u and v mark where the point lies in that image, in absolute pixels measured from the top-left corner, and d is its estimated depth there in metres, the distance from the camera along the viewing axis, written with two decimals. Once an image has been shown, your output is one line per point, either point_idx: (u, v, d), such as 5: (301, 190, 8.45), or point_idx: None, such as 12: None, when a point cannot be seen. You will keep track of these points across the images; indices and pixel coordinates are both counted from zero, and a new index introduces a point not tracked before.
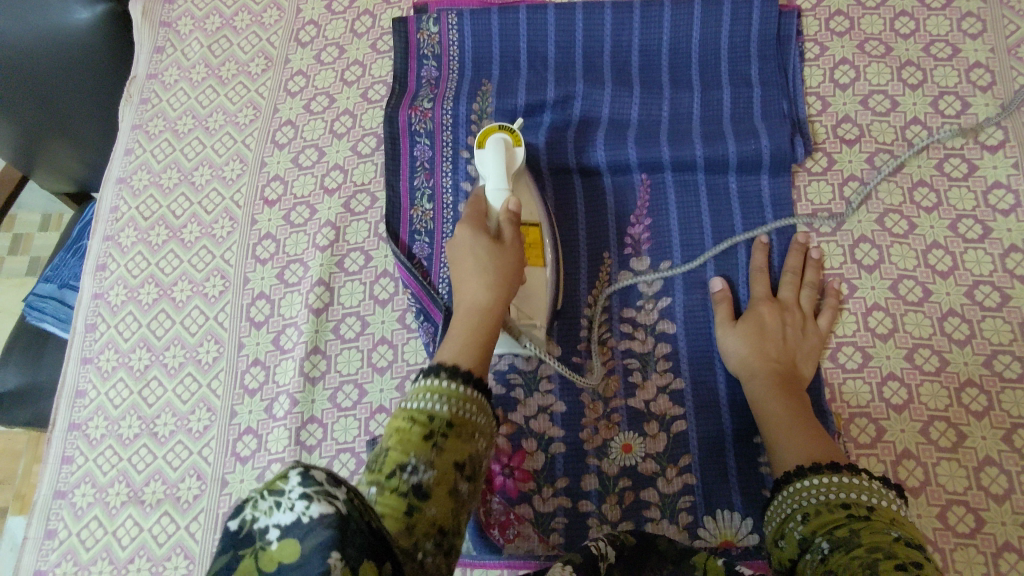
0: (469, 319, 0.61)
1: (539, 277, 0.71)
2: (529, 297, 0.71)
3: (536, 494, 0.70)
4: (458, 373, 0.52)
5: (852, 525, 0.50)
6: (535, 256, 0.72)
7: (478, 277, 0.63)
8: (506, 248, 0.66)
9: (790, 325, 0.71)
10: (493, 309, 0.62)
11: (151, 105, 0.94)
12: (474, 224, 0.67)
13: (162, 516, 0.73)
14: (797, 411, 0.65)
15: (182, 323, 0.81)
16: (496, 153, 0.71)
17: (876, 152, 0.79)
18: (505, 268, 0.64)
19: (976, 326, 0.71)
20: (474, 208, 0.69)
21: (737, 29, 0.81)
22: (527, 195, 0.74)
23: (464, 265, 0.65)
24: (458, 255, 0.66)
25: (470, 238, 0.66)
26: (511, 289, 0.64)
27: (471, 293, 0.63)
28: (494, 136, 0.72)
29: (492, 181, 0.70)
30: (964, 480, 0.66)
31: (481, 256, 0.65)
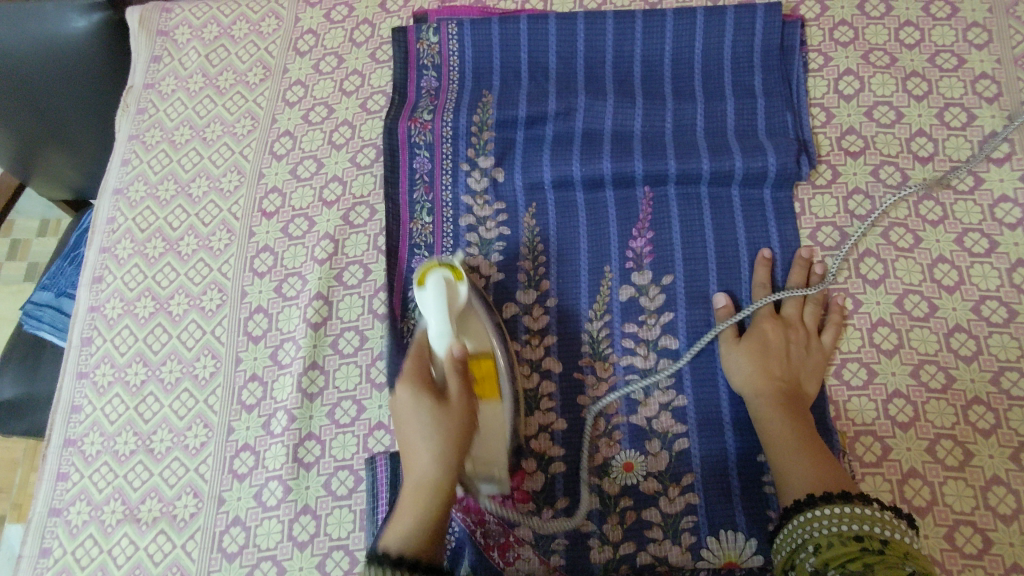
0: (417, 505, 0.56)
1: (495, 414, 0.66)
2: (484, 441, 0.66)
3: (536, 515, 0.69)
4: (400, 565, 0.51)
5: (866, 559, 0.51)
6: (490, 392, 0.66)
7: (423, 445, 0.57)
8: (453, 402, 0.59)
9: (795, 344, 0.70)
10: (444, 482, 0.56)
11: (148, 115, 0.93)
12: (416, 380, 0.60)
13: (159, 534, 0.72)
14: (802, 431, 0.64)
15: (179, 338, 0.80)
16: (438, 294, 0.65)
17: (881, 165, 0.78)
18: (455, 425, 0.58)
19: (983, 342, 0.70)
20: (416, 360, 0.63)
21: (740, 39, 0.80)
22: (475, 328, 0.69)
23: (407, 429, 0.59)
24: (401, 415, 0.60)
25: (411, 395, 0.59)
26: (461, 453, 0.58)
27: (417, 467, 0.57)
28: (432, 274, 0.67)
29: (436, 328, 0.64)
30: (971, 500, 0.65)
31: (425, 418, 0.58)
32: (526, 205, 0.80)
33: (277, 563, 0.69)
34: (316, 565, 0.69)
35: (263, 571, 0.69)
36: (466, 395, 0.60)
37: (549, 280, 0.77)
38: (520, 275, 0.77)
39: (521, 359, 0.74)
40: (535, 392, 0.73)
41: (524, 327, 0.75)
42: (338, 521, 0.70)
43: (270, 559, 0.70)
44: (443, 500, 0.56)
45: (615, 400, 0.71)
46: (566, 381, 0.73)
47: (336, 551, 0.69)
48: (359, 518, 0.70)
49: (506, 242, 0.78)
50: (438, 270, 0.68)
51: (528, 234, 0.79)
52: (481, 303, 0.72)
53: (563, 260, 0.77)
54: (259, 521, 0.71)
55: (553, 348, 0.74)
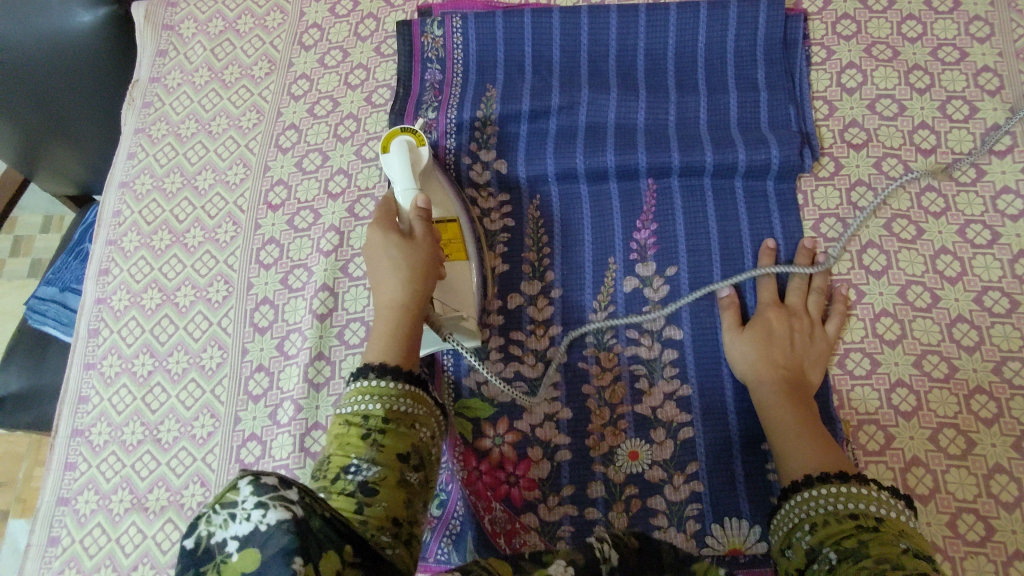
0: (390, 320, 0.60)
1: (462, 269, 0.72)
2: (452, 289, 0.72)
3: (542, 502, 0.70)
4: (386, 373, 0.55)
5: (862, 537, 0.51)
6: (456, 248, 0.73)
7: (392, 274, 0.62)
8: (418, 241, 0.65)
9: (797, 331, 0.70)
10: (412, 302, 0.61)
11: (153, 109, 0.94)
12: (385, 224, 0.66)
13: (166, 523, 0.73)
14: (804, 417, 0.64)
15: (185, 329, 0.81)
16: (401, 157, 0.70)
17: (883, 157, 0.78)
18: (421, 260, 0.63)
19: (985, 332, 0.71)
20: (384, 213, 0.68)
21: (744, 32, 0.80)
22: (441, 192, 0.75)
23: (378, 264, 0.64)
24: (372, 257, 0.65)
25: (380, 238, 0.65)
26: (428, 281, 0.63)
27: (386, 292, 0.62)
28: (397, 139, 0.71)
29: (401, 185, 0.70)
30: (973, 487, 0.66)
31: (394, 253, 0.63)
32: (530, 197, 0.80)
33: None
34: None
35: None
36: (429, 234, 0.66)
37: (554, 271, 0.77)
38: (525, 267, 0.78)
39: (526, 349, 0.75)
40: (539, 381, 0.73)
41: (529, 318, 0.76)
42: None
43: None
44: (414, 318, 0.61)
45: (620, 390, 0.72)
46: (570, 370, 0.74)
47: None
48: None
49: (511, 233, 0.79)
50: (401, 134, 0.72)
51: (533, 226, 0.79)
52: (445, 176, 0.77)
53: (567, 252, 0.78)
54: None
55: (558, 337, 0.75)
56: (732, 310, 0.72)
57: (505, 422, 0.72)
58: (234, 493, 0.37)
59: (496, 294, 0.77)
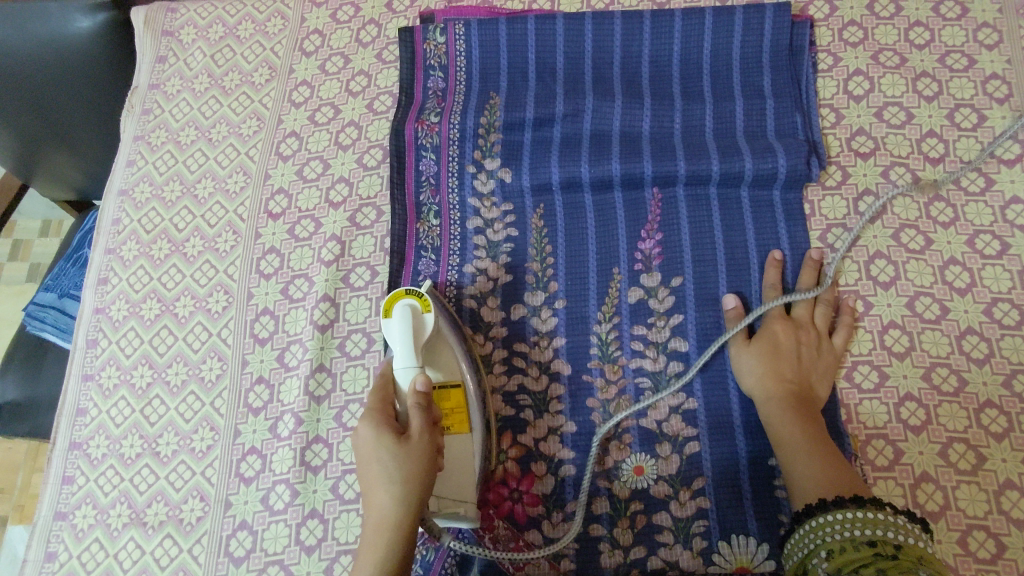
0: (379, 546, 0.57)
1: (466, 448, 0.66)
2: (455, 472, 0.66)
3: (546, 518, 0.69)
4: None
5: (881, 565, 0.50)
6: (459, 424, 0.66)
7: (383, 485, 0.58)
8: (413, 441, 0.60)
9: (804, 344, 0.69)
10: (401, 522, 0.57)
11: (153, 115, 0.93)
12: (377, 420, 0.61)
13: (165, 538, 0.72)
14: (812, 433, 0.63)
15: (185, 340, 0.80)
16: (403, 328, 0.65)
17: (891, 166, 0.77)
18: (415, 467, 0.59)
19: (995, 345, 0.70)
20: (381, 398, 0.63)
21: (750, 39, 0.79)
22: (446, 357, 0.69)
23: (368, 467, 0.60)
24: (364, 456, 0.60)
25: (372, 433, 0.60)
26: (421, 494, 0.59)
27: (377, 505, 0.58)
28: (400, 306, 0.66)
29: (401, 361, 0.65)
30: (984, 504, 0.65)
31: (385, 460, 0.59)
32: (533, 207, 0.79)
33: (284, 568, 0.69)
34: (324, 569, 0.68)
35: None
36: (424, 436, 0.60)
37: (557, 282, 0.76)
38: (528, 278, 0.77)
39: (529, 361, 0.74)
40: (544, 394, 0.73)
41: (532, 329, 0.75)
42: (346, 526, 0.69)
43: (277, 563, 0.69)
44: (405, 540, 0.57)
45: (625, 404, 0.71)
46: (575, 383, 0.73)
47: (342, 556, 0.68)
48: None
49: (514, 244, 0.78)
50: (405, 300, 0.67)
51: (537, 236, 0.78)
52: (453, 330, 0.71)
53: (571, 262, 0.77)
54: (267, 525, 0.71)
55: (561, 349, 0.74)
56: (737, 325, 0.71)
57: (509, 437, 0.72)
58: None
59: (499, 306, 0.76)
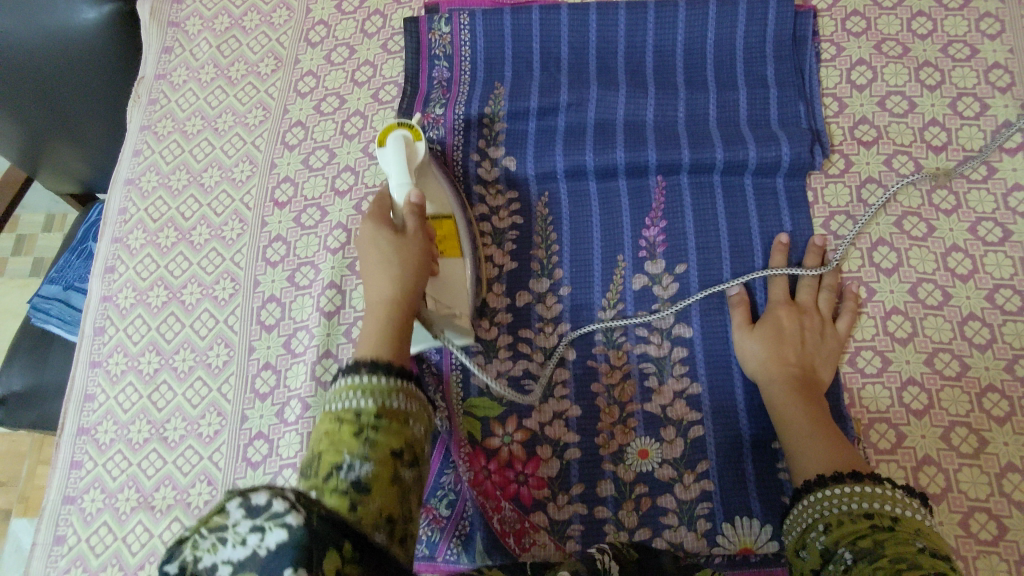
0: (381, 311, 0.56)
1: (457, 268, 0.71)
2: (447, 289, 0.69)
3: (551, 500, 0.69)
4: (378, 368, 0.49)
5: (876, 537, 0.50)
6: (451, 248, 0.71)
7: (383, 269, 0.59)
8: (410, 233, 0.63)
9: (807, 329, 0.70)
10: (404, 297, 0.58)
11: (159, 106, 0.93)
12: (377, 217, 0.64)
13: (173, 522, 0.72)
14: (816, 415, 0.64)
15: (192, 327, 0.81)
16: (397, 150, 0.71)
17: (894, 154, 0.78)
18: (414, 252, 0.61)
19: (997, 330, 0.70)
20: (378, 205, 0.66)
21: (753, 29, 0.80)
22: (436, 193, 0.74)
23: (367, 259, 0.61)
24: (362, 250, 0.62)
25: (372, 227, 0.63)
26: (420, 279, 0.60)
27: (376, 288, 0.58)
28: (394, 134, 0.72)
29: (397, 180, 0.70)
30: (986, 486, 0.65)
31: (385, 246, 0.61)
32: (538, 195, 0.80)
33: None
34: None
35: None
36: (421, 229, 0.64)
37: (562, 268, 0.77)
38: (534, 264, 0.77)
39: (534, 346, 0.74)
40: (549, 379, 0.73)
41: (538, 315, 0.75)
42: None
43: None
44: (407, 312, 0.57)
45: (629, 387, 0.72)
46: (580, 368, 0.73)
47: None
48: None
49: (519, 231, 0.79)
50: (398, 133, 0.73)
51: (542, 223, 0.79)
52: (441, 178, 0.77)
53: (576, 250, 0.77)
54: None
55: (566, 334, 0.75)
56: (740, 310, 0.72)
57: (514, 421, 0.72)
58: (224, 515, 0.29)
59: (504, 292, 0.77)
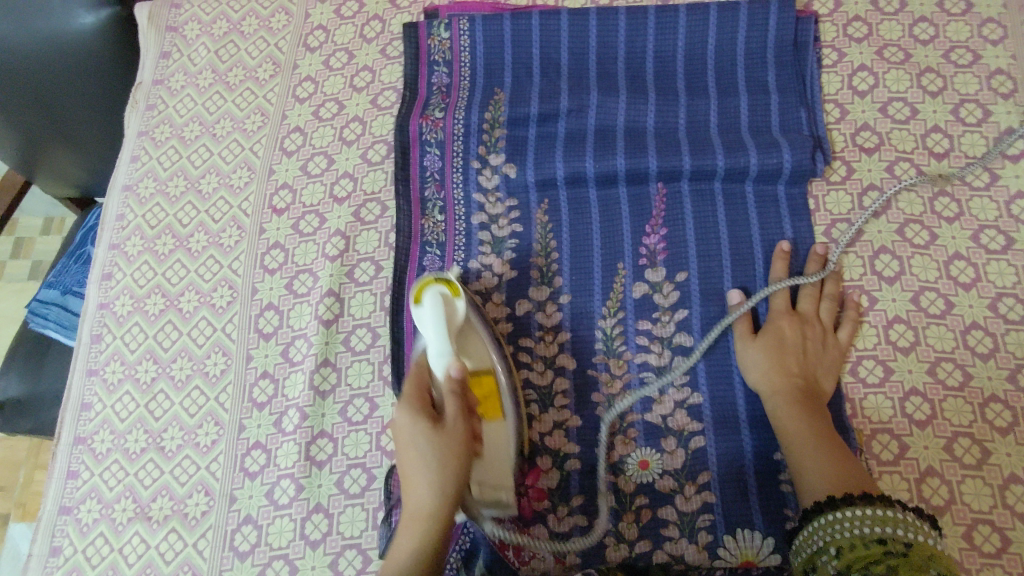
0: (417, 535, 0.54)
1: (497, 432, 0.65)
2: (487, 461, 0.64)
3: (551, 513, 0.69)
4: None
5: (891, 564, 0.50)
6: (493, 411, 0.65)
7: (421, 472, 0.56)
8: (450, 423, 0.58)
9: (810, 338, 0.69)
10: (439, 515, 0.55)
11: (157, 111, 0.93)
12: (412, 406, 0.59)
13: (170, 533, 0.72)
14: (818, 427, 0.63)
15: (189, 335, 0.80)
16: (436, 311, 0.64)
17: (896, 161, 0.77)
18: (454, 450, 0.57)
19: (1000, 340, 0.70)
20: (415, 381, 0.61)
21: (755, 35, 0.79)
22: (476, 346, 0.67)
23: (404, 455, 0.58)
24: (399, 441, 0.58)
25: (407, 415, 0.58)
26: (460, 483, 0.57)
27: (413, 494, 0.56)
28: (431, 292, 0.66)
29: (434, 348, 0.63)
30: (989, 498, 0.65)
31: (420, 448, 0.57)
32: (538, 202, 0.79)
33: (289, 562, 0.69)
34: (329, 564, 0.68)
35: (276, 570, 0.69)
36: (460, 420, 0.58)
37: (562, 277, 0.76)
38: (534, 272, 0.77)
39: (534, 356, 0.74)
40: (548, 388, 0.73)
41: (538, 324, 0.75)
42: (351, 520, 0.70)
43: (282, 557, 0.69)
44: (444, 530, 0.55)
45: (629, 397, 0.71)
46: (579, 378, 0.73)
47: (348, 550, 0.68)
48: (373, 516, 0.69)
49: (519, 239, 0.78)
50: (435, 286, 0.66)
51: (541, 231, 0.78)
52: (481, 322, 0.71)
53: (576, 258, 0.77)
54: (272, 519, 0.71)
55: (566, 344, 0.74)
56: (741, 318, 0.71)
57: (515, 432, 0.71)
58: None
59: (504, 301, 0.76)
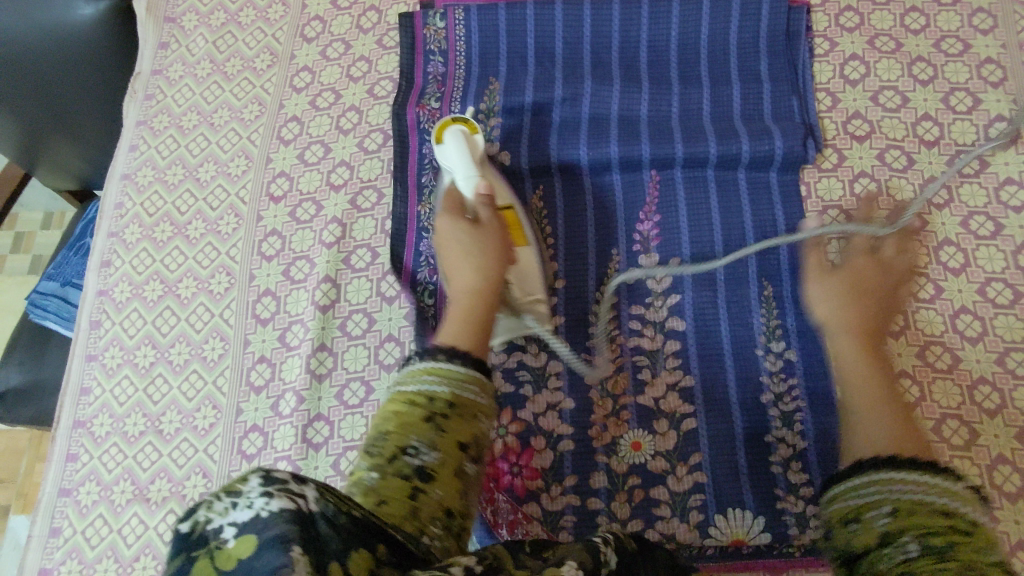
0: (464, 306, 0.57)
1: (526, 254, 0.71)
2: (521, 277, 0.71)
3: (545, 492, 0.69)
4: (456, 354, 0.50)
5: (952, 537, 0.41)
6: (519, 234, 0.71)
7: (465, 259, 0.60)
8: (486, 224, 0.62)
9: (882, 283, 0.67)
10: (485, 292, 0.58)
11: (155, 101, 0.94)
12: (453, 213, 0.64)
13: (168, 514, 0.73)
14: (879, 376, 0.59)
15: (187, 321, 0.81)
16: (458, 144, 0.70)
17: (886, 149, 0.78)
18: (492, 243, 0.61)
19: (988, 323, 0.70)
20: (450, 201, 0.66)
21: (747, 25, 0.80)
22: (496, 183, 0.74)
23: (447, 250, 0.61)
24: (442, 243, 0.62)
25: (448, 222, 0.63)
26: (502, 268, 0.60)
27: (459, 278, 0.59)
28: (451, 130, 0.72)
29: (461, 172, 0.69)
30: (977, 478, 0.66)
31: (462, 240, 0.61)
32: (533, 189, 0.80)
33: None
34: None
35: None
36: (497, 219, 0.63)
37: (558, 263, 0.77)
38: None
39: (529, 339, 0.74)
40: (543, 369, 0.73)
41: None
42: None
43: None
44: (487, 303, 0.57)
45: (623, 380, 0.72)
46: None
47: None
48: None
49: None
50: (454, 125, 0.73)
51: (537, 216, 0.79)
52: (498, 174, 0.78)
53: (570, 243, 0.77)
54: None
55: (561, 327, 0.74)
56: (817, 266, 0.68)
57: (509, 413, 0.72)
58: (243, 483, 0.32)
59: None
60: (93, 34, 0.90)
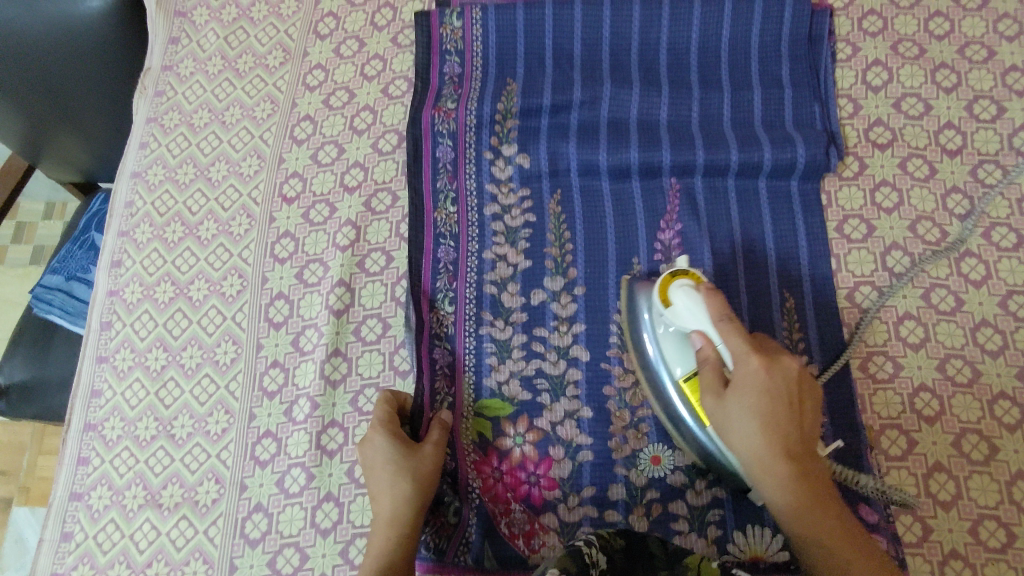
0: (390, 537, 0.61)
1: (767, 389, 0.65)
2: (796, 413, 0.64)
3: (562, 502, 0.69)
4: None
5: None
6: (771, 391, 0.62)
7: (393, 490, 0.63)
8: (424, 449, 0.66)
9: (773, 405, 0.54)
10: (412, 522, 0.62)
11: (166, 97, 0.92)
12: (391, 430, 0.66)
13: (181, 520, 0.72)
14: (835, 532, 0.52)
15: (199, 324, 0.80)
16: (695, 309, 0.60)
17: (908, 157, 0.77)
18: (423, 472, 0.64)
19: (1009, 337, 0.70)
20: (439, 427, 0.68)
21: (768, 28, 0.79)
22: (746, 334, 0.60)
23: (372, 473, 0.65)
24: (370, 463, 0.65)
25: (384, 442, 0.65)
26: (428, 498, 0.64)
27: (384, 507, 0.63)
28: (679, 288, 0.61)
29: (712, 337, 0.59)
30: (996, 494, 0.65)
31: (393, 468, 0.64)
32: (551, 191, 0.79)
33: (300, 550, 0.69)
34: (339, 552, 0.69)
35: (286, 558, 0.69)
36: (436, 442, 0.67)
37: (577, 267, 0.76)
38: (548, 262, 0.76)
39: (548, 345, 0.73)
40: (561, 377, 0.72)
41: (552, 314, 0.74)
42: (361, 509, 0.70)
43: (293, 545, 0.70)
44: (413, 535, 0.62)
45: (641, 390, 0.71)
46: (591, 370, 0.72)
47: (358, 539, 0.69)
48: None
49: (533, 229, 0.77)
50: (680, 281, 0.62)
51: (555, 221, 0.77)
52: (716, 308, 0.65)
53: (590, 250, 0.76)
54: (282, 508, 0.71)
55: (581, 335, 0.73)
56: (764, 361, 0.56)
57: (525, 420, 0.71)
58: None
59: (519, 291, 0.75)
60: (90, 27, 0.86)
